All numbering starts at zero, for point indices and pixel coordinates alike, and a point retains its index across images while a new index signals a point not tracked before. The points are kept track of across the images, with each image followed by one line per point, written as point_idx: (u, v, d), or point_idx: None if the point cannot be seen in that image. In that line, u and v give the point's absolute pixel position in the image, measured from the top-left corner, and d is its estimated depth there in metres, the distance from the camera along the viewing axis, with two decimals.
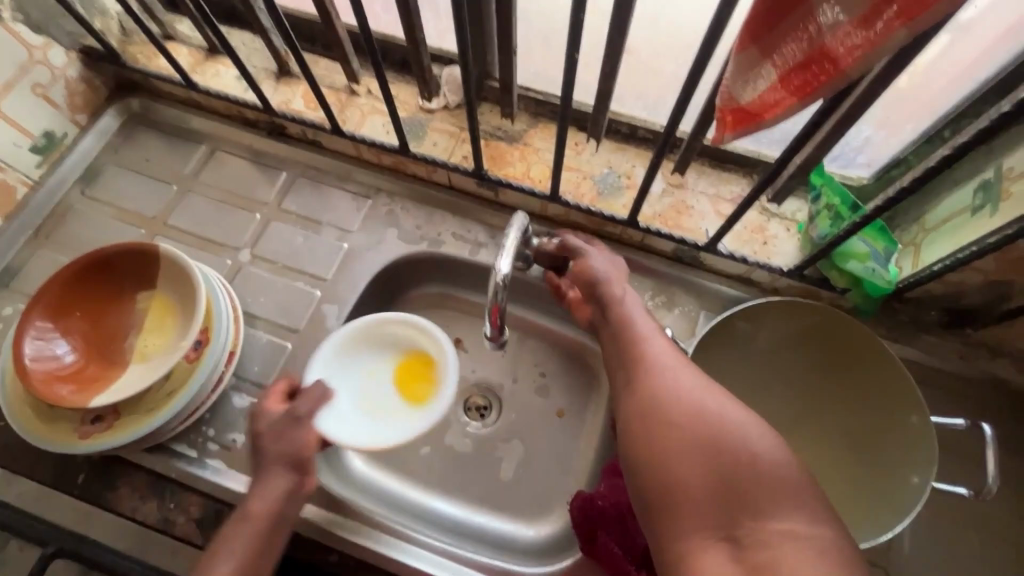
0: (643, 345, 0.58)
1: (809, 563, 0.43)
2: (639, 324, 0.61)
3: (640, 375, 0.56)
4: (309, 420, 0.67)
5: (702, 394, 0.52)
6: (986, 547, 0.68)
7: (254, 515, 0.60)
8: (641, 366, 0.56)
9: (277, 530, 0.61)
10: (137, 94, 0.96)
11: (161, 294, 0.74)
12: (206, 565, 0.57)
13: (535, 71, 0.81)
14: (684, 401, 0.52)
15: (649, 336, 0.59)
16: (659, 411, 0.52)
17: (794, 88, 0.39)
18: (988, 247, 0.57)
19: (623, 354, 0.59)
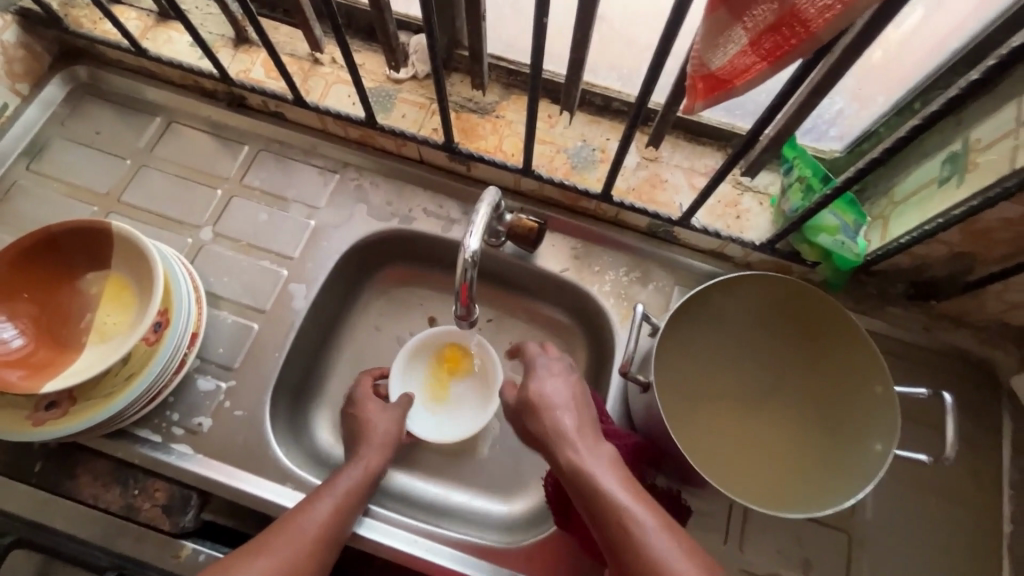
0: (570, 452, 0.54)
1: None
2: (564, 427, 0.56)
3: (576, 487, 0.52)
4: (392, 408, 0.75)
5: (641, 521, 0.48)
6: (942, 509, 0.72)
7: (362, 473, 0.67)
8: (577, 481, 0.52)
9: (362, 496, 0.66)
10: (83, 62, 0.90)
11: (116, 274, 0.71)
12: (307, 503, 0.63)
13: (507, 39, 0.78)
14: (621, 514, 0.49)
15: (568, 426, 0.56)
16: (604, 528, 0.49)
17: (765, 52, 0.38)
18: (954, 219, 0.58)
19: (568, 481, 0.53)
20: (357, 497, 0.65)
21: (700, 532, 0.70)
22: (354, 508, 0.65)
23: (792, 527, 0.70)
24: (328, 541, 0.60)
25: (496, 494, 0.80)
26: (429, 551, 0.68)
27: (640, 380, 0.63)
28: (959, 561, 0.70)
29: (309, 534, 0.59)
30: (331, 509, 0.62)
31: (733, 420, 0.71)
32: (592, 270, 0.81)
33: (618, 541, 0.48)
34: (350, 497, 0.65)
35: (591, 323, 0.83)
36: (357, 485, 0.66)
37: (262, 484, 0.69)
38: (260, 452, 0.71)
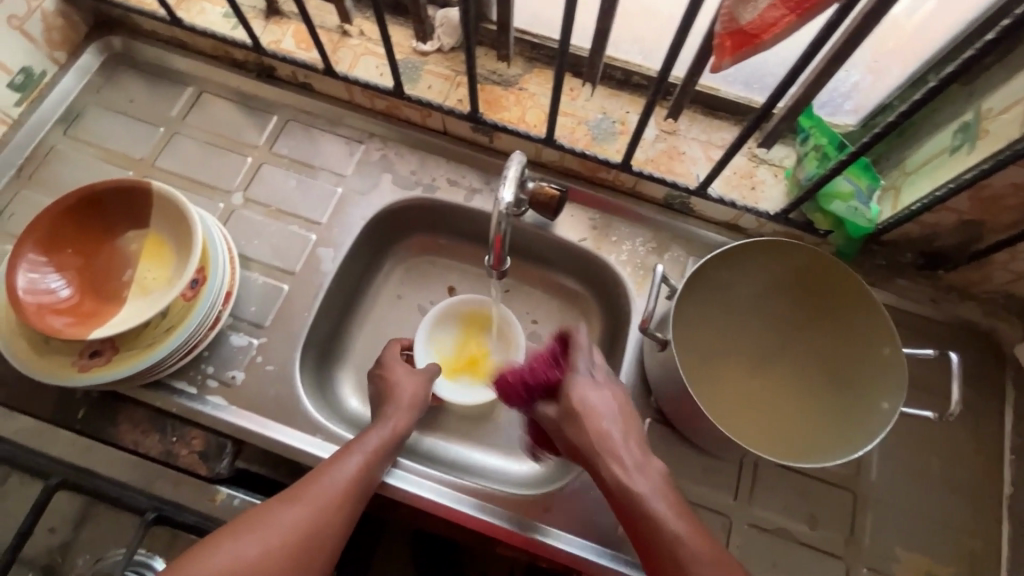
0: (581, 399, 0.58)
1: None
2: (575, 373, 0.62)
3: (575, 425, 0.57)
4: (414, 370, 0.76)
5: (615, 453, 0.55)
6: (945, 472, 0.74)
7: (392, 434, 0.69)
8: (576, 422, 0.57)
9: (390, 453, 0.69)
10: (117, 32, 0.92)
11: (155, 232, 0.74)
12: (341, 456, 0.65)
13: (532, 13, 0.80)
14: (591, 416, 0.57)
15: (588, 394, 0.58)
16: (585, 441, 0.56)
17: (794, 6, 0.42)
18: (965, 183, 0.60)
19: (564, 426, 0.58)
20: (385, 454, 0.68)
21: (711, 488, 0.73)
22: (382, 463, 0.67)
23: (800, 486, 0.73)
24: (358, 492, 0.63)
25: (514, 454, 0.83)
26: (452, 501, 0.71)
27: (658, 338, 0.66)
28: (960, 520, 0.73)
29: (341, 484, 0.62)
30: (361, 462, 0.64)
31: (749, 382, 0.73)
32: (609, 240, 0.83)
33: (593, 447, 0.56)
34: (379, 452, 0.67)
35: (607, 291, 0.86)
36: (386, 443, 0.68)
37: (293, 434, 0.72)
38: (290, 405, 0.74)
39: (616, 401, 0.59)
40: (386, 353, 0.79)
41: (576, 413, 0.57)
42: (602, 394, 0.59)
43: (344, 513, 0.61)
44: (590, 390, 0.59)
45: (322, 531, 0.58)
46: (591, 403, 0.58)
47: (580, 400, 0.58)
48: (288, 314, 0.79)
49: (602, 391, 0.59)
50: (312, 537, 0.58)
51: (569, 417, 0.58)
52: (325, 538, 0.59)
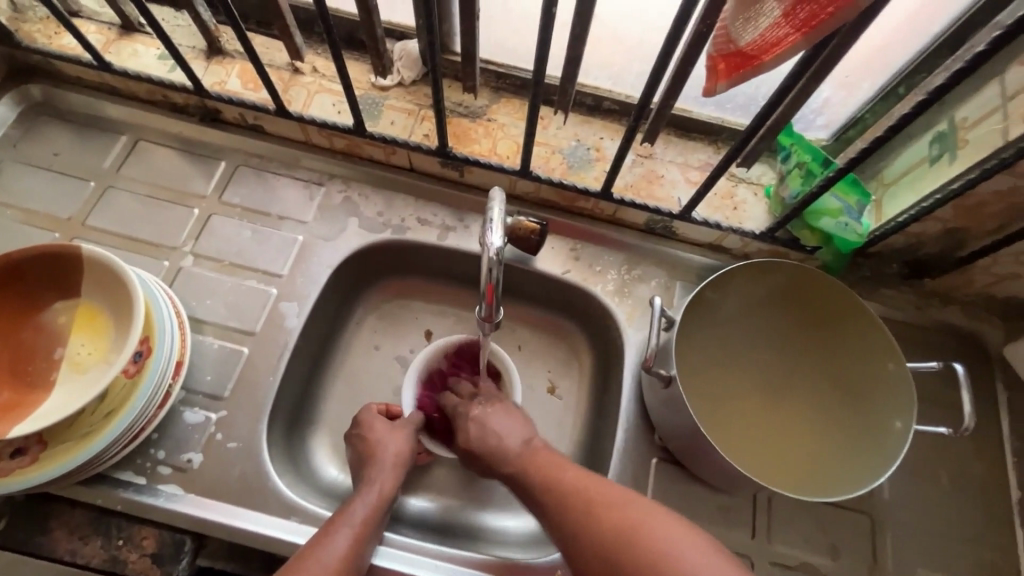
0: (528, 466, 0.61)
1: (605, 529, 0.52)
2: (492, 415, 0.67)
3: (567, 504, 0.55)
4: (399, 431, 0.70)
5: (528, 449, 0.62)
6: (956, 483, 0.73)
7: (382, 496, 0.64)
8: (557, 497, 0.56)
9: (380, 519, 0.63)
10: (37, 80, 0.83)
11: (86, 301, 0.64)
12: (323, 534, 0.58)
13: (496, 44, 0.77)
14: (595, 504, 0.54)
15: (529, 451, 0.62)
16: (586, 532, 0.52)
17: (799, 24, 0.41)
18: (953, 193, 0.59)
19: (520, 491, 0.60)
20: (374, 526, 0.61)
21: (727, 527, 0.69)
22: (370, 535, 0.60)
23: (816, 513, 0.70)
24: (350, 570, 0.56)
25: (512, 509, 0.76)
26: (454, 574, 0.63)
27: (662, 374, 0.62)
28: (977, 533, 0.71)
29: (330, 567, 0.55)
30: (349, 540, 0.58)
31: (758, 411, 0.70)
32: (594, 270, 0.79)
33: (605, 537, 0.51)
34: (367, 524, 0.60)
35: (595, 324, 0.82)
36: (373, 512, 0.62)
37: (264, 519, 0.63)
38: (259, 485, 0.65)
39: (521, 429, 0.66)
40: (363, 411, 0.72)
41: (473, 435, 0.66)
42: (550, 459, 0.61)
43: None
44: (495, 422, 0.66)
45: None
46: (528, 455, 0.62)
47: (517, 453, 0.62)
48: (249, 381, 0.70)
49: (505, 427, 0.65)
50: None
51: (473, 430, 0.66)
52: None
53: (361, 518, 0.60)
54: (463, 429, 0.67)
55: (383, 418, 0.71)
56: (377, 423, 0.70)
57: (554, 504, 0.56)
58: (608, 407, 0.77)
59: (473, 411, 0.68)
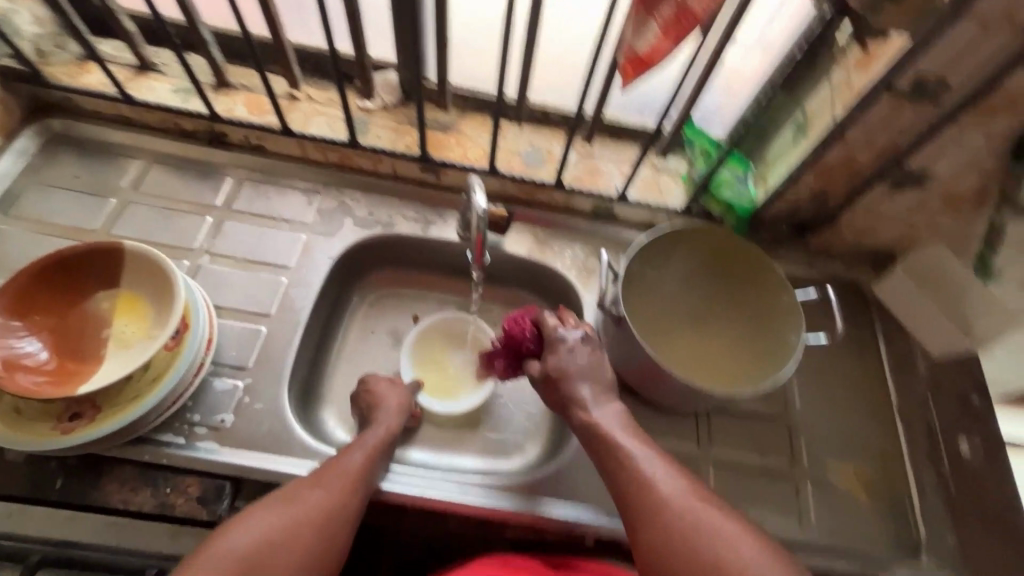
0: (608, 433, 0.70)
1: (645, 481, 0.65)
2: (577, 363, 0.74)
3: (629, 484, 0.65)
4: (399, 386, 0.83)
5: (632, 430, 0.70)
6: (850, 393, 0.92)
7: (389, 430, 0.76)
8: (627, 476, 0.65)
9: (389, 445, 0.75)
10: (57, 114, 0.95)
11: (127, 289, 0.75)
12: (340, 455, 0.70)
13: (461, 71, 0.96)
14: (648, 486, 0.64)
15: (617, 433, 0.69)
16: (637, 507, 0.63)
17: (672, 36, 0.55)
18: (806, 162, 0.80)
19: (595, 449, 0.69)
20: (383, 452, 0.73)
21: (676, 439, 0.84)
22: (379, 458, 0.72)
23: (744, 423, 0.87)
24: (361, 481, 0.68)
25: (499, 452, 0.90)
26: (458, 492, 0.76)
27: (613, 312, 0.79)
28: (869, 429, 0.89)
29: (347, 477, 0.67)
30: (361, 459, 0.70)
31: (691, 338, 0.91)
32: (553, 249, 0.97)
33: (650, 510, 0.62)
34: (378, 448, 0.72)
35: (557, 294, 0.98)
36: (382, 441, 0.73)
37: (292, 461, 0.74)
38: (285, 436, 0.76)
39: (600, 389, 0.74)
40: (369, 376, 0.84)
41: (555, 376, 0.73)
42: (633, 439, 0.69)
43: (352, 501, 0.66)
44: (584, 371, 0.74)
45: (332, 521, 0.64)
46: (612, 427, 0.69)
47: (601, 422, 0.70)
48: (269, 354, 0.82)
49: (587, 385, 0.73)
50: (325, 521, 0.63)
51: (557, 375, 0.73)
52: (337, 528, 0.64)
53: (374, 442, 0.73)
54: (557, 366, 0.74)
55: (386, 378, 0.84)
56: (380, 380, 0.82)
57: (620, 478, 0.66)
58: None
59: (569, 348, 0.74)
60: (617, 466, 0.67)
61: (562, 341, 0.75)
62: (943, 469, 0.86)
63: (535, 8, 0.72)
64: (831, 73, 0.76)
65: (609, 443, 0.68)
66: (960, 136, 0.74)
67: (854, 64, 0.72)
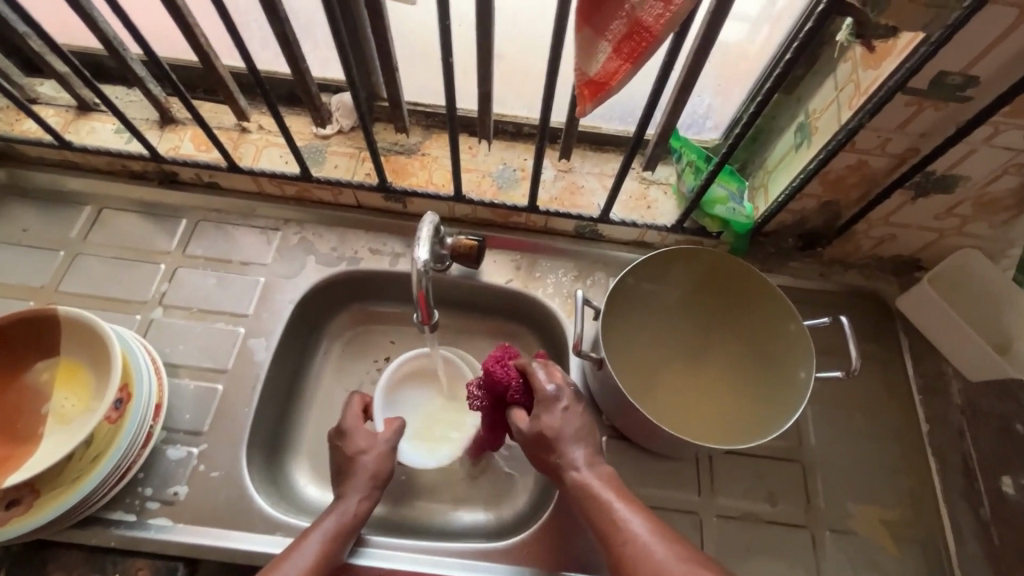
0: (589, 497, 0.61)
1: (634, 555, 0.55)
2: (566, 426, 0.65)
3: (617, 548, 0.56)
4: (381, 445, 0.72)
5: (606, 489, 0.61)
6: (872, 425, 0.82)
7: (355, 513, 0.67)
8: (614, 539, 0.57)
9: (359, 525, 0.67)
10: (2, 165, 0.90)
11: (65, 358, 0.70)
12: (288, 551, 0.62)
13: (421, 87, 0.88)
14: (635, 549, 0.55)
15: (603, 491, 0.61)
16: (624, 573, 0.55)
17: (627, 55, 0.46)
18: (812, 172, 0.70)
19: (581, 509, 0.61)
20: (345, 539, 0.65)
21: (674, 489, 0.76)
22: (345, 542, 0.65)
23: (751, 465, 0.78)
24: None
25: (490, 504, 0.83)
26: (438, 564, 0.70)
27: (593, 357, 0.70)
28: (896, 465, 0.79)
29: None
30: (316, 555, 0.62)
31: (691, 377, 0.82)
32: (534, 277, 0.88)
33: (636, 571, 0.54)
34: (339, 534, 0.65)
35: (541, 325, 0.90)
36: (342, 529, 0.65)
37: (249, 537, 0.69)
38: (243, 508, 0.71)
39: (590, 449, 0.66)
40: (344, 417, 0.73)
41: (548, 436, 0.64)
42: (623, 500, 0.60)
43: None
44: (575, 431, 0.65)
45: None
46: (599, 486, 0.61)
47: (584, 483, 0.62)
48: (225, 415, 0.76)
49: (580, 448, 0.65)
50: None
51: (542, 436, 0.65)
52: None
53: (341, 523, 0.65)
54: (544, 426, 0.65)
55: (362, 427, 0.72)
56: (359, 429, 0.72)
57: (607, 536, 0.58)
58: None
59: (564, 407, 0.66)
60: (601, 527, 0.59)
61: (551, 399, 0.66)
62: (982, 509, 0.76)
63: (481, 20, 0.63)
64: (836, 67, 0.66)
65: (593, 502, 0.60)
66: (993, 135, 0.62)
67: (860, 60, 0.62)
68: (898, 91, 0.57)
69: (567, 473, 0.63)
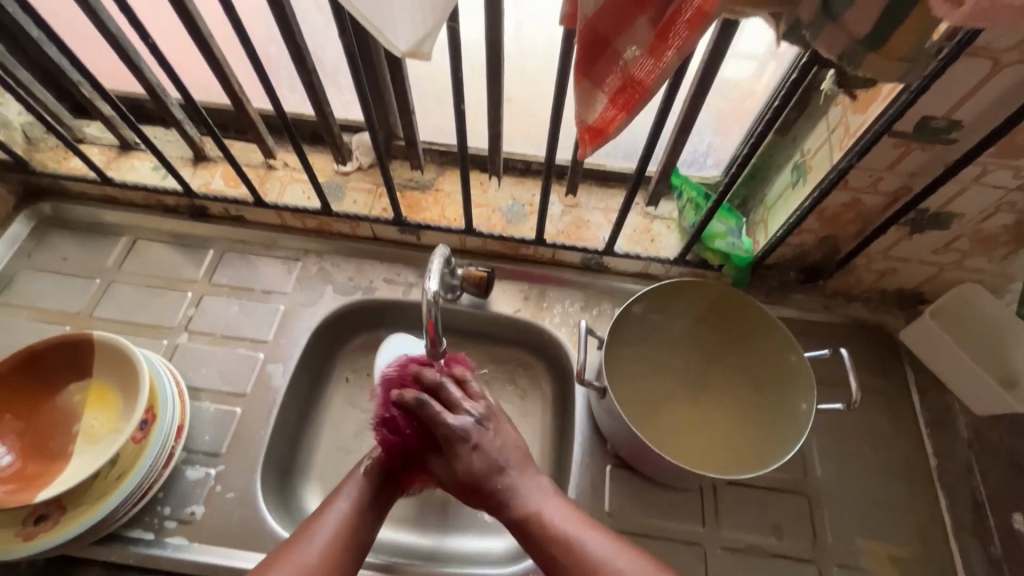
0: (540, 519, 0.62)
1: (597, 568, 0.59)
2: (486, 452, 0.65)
3: (556, 554, 0.61)
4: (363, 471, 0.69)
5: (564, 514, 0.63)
6: (879, 458, 0.81)
7: (347, 522, 0.65)
8: (557, 550, 0.61)
9: (373, 503, 0.68)
10: (47, 199, 0.97)
11: (97, 379, 0.74)
12: (294, 539, 0.63)
13: (435, 128, 0.93)
14: (577, 552, 0.60)
15: (546, 505, 0.64)
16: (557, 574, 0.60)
17: (622, 105, 0.50)
18: (807, 209, 0.73)
19: (518, 524, 0.63)
20: (358, 527, 0.65)
21: (678, 519, 0.76)
22: (363, 521, 0.66)
23: (756, 497, 0.78)
24: (342, 549, 0.63)
25: (495, 531, 0.83)
26: None
27: (597, 386, 0.72)
28: (905, 500, 0.79)
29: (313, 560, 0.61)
30: (331, 539, 0.63)
31: (695, 407, 0.83)
32: (542, 306, 0.91)
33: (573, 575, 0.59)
34: (350, 522, 0.65)
35: (548, 354, 0.92)
36: (347, 518, 0.65)
37: (262, 557, 0.71)
38: (256, 529, 0.73)
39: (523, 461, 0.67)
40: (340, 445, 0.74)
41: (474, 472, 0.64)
42: (570, 512, 0.64)
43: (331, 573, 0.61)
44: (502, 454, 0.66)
45: None
46: (544, 505, 0.64)
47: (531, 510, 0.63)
48: (242, 438, 0.79)
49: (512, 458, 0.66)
50: None
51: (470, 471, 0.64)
52: None
53: (354, 503, 0.67)
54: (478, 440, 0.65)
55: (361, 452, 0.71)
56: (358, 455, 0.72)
57: (546, 545, 0.61)
58: (567, 426, 0.87)
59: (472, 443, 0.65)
60: (546, 543, 0.61)
61: (476, 393, 0.70)
62: (994, 547, 0.75)
63: (491, 69, 0.68)
64: (827, 111, 0.70)
65: (534, 515, 0.63)
66: (982, 175, 0.64)
67: (848, 105, 0.65)
68: (884, 134, 0.60)
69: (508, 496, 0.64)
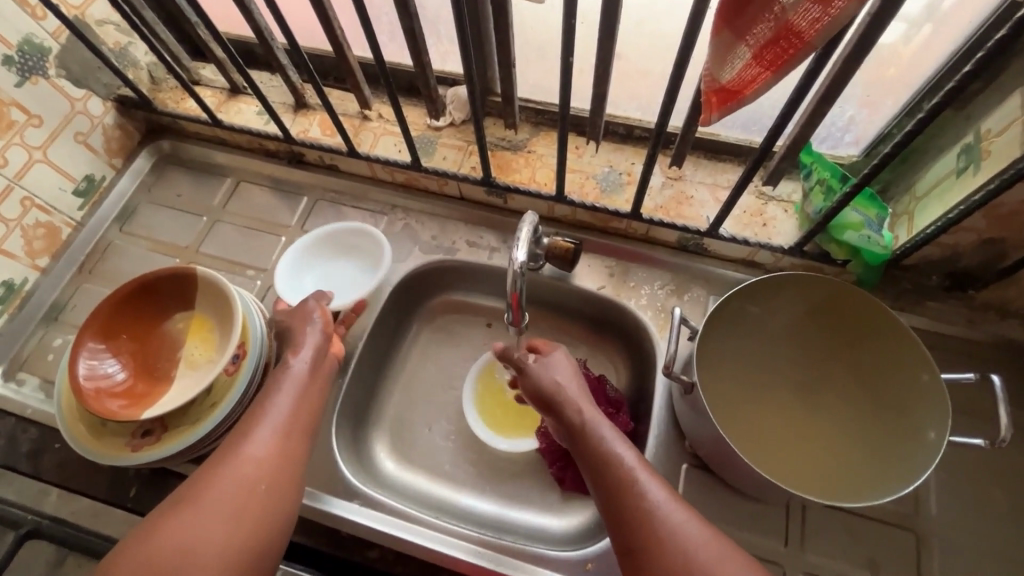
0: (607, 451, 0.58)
1: (670, 521, 0.52)
2: (573, 408, 0.63)
3: (625, 511, 0.54)
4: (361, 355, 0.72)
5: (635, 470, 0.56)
6: (1012, 504, 0.69)
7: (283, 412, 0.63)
8: (630, 505, 0.54)
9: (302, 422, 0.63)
10: (167, 137, 1.03)
11: (199, 312, 0.79)
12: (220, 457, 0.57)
13: (534, 84, 0.87)
14: (655, 519, 0.52)
15: (612, 441, 0.59)
16: (622, 512, 0.54)
17: (768, 62, 0.42)
18: (975, 204, 0.60)
19: (585, 456, 0.60)
20: (296, 433, 0.62)
21: (759, 534, 0.70)
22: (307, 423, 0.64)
23: (851, 526, 0.69)
24: (289, 468, 0.59)
25: (556, 509, 0.81)
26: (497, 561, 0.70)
27: (684, 380, 0.65)
28: None
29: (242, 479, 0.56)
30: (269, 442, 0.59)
31: (792, 415, 0.75)
32: (628, 285, 0.85)
33: (643, 552, 0.51)
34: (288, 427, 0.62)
35: (629, 337, 0.86)
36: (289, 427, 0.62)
37: (332, 500, 0.74)
38: (328, 471, 0.76)
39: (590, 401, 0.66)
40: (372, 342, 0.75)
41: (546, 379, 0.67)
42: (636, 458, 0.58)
43: (283, 490, 0.58)
44: (565, 378, 0.67)
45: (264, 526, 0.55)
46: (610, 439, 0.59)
47: (602, 439, 0.60)
48: None
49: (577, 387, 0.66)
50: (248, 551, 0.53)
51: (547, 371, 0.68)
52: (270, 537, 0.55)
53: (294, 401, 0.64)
54: (555, 388, 0.66)
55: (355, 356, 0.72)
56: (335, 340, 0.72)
57: (613, 494, 0.55)
58: (643, 414, 0.81)
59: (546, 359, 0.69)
60: (603, 470, 0.57)
61: (557, 359, 0.69)
62: None
63: (606, 20, 0.61)
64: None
65: (597, 446, 0.59)
66: None
67: None
68: None
69: (568, 411, 0.63)
